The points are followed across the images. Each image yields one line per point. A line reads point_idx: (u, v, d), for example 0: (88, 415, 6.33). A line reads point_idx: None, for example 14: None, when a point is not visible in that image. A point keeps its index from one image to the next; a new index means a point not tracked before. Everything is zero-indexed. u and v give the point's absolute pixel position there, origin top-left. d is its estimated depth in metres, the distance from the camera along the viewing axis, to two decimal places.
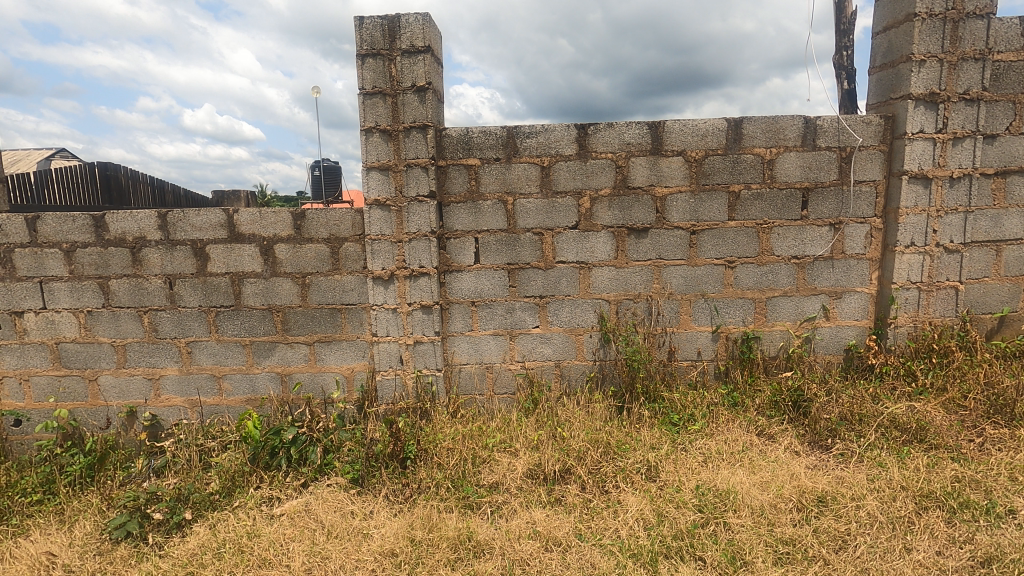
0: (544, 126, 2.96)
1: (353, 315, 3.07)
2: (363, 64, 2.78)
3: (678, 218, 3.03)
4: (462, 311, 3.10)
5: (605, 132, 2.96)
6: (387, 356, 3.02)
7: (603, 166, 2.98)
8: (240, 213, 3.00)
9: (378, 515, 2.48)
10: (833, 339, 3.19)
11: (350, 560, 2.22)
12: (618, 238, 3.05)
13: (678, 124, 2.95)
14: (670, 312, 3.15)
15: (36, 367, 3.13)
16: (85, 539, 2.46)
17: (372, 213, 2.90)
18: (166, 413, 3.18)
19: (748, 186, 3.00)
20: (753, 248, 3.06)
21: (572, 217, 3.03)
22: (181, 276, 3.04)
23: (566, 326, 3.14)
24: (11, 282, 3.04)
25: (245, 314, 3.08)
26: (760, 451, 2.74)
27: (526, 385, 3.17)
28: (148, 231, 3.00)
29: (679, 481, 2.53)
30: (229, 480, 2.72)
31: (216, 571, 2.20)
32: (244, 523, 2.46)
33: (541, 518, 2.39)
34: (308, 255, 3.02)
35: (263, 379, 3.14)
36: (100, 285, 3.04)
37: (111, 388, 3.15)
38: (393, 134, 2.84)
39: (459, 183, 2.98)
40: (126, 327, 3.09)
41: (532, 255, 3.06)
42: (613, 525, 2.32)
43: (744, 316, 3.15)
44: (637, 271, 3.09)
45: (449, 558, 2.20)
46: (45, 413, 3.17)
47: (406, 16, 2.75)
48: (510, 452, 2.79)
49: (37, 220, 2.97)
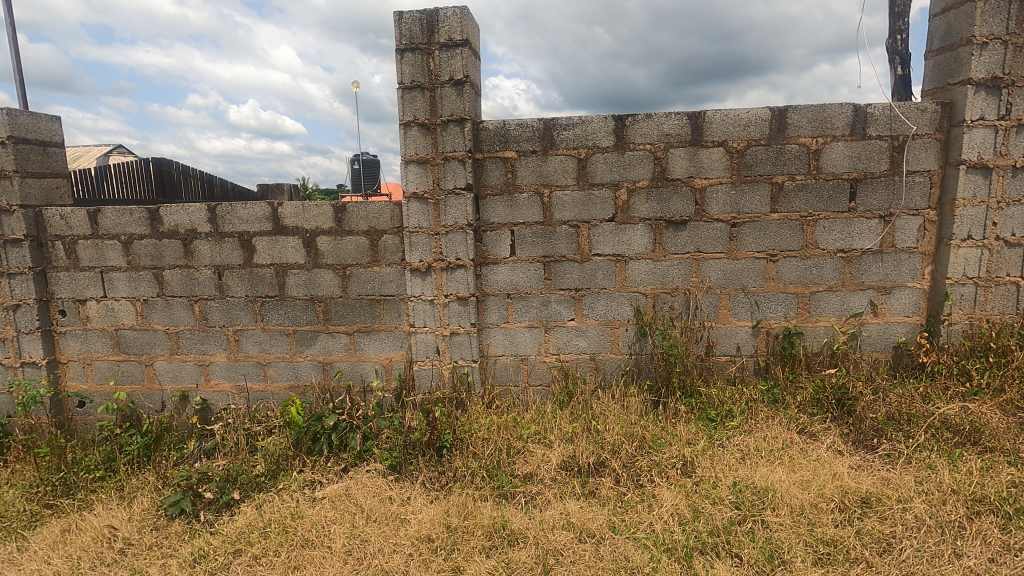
0: (582, 118, 2.95)
1: (392, 306, 3.14)
2: (402, 59, 2.82)
3: (717, 210, 2.97)
4: (498, 303, 3.12)
5: (644, 124, 2.92)
6: (424, 347, 3.07)
7: (641, 157, 2.95)
8: (285, 206, 3.09)
9: (415, 502, 2.55)
10: (881, 337, 3.07)
11: (388, 543, 2.29)
12: (655, 231, 3.01)
13: (719, 114, 2.89)
14: (709, 306, 3.09)
15: (98, 352, 3.32)
16: (143, 514, 2.61)
17: (410, 206, 2.94)
18: (215, 397, 3.32)
19: (793, 177, 2.91)
20: (797, 241, 2.98)
21: (609, 210, 3.00)
22: (229, 267, 3.17)
23: (603, 318, 3.12)
24: (75, 271, 3.23)
25: (289, 304, 3.19)
26: (801, 450, 2.68)
27: (561, 377, 3.17)
28: (198, 224, 3.14)
29: (716, 478, 2.50)
30: (274, 463, 2.84)
31: (263, 550, 2.31)
32: (289, 505, 2.57)
33: (575, 509, 2.40)
34: (349, 247, 3.10)
35: (306, 367, 3.25)
36: (156, 275, 3.21)
37: (166, 373, 3.32)
38: (431, 127, 2.87)
39: (495, 176, 3.00)
40: (179, 315, 3.25)
41: (568, 248, 3.05)
42: (648, 519, 2.32)
43: (786, 311, 3.07)
44: (675, 264, 3.04)
45: (483, 546, 2.24)
46: (106, 395, 3.36)
47: (444, 10, 2.77)
48: (544, 444, 2.80)
49: (99, 214, 3.15)
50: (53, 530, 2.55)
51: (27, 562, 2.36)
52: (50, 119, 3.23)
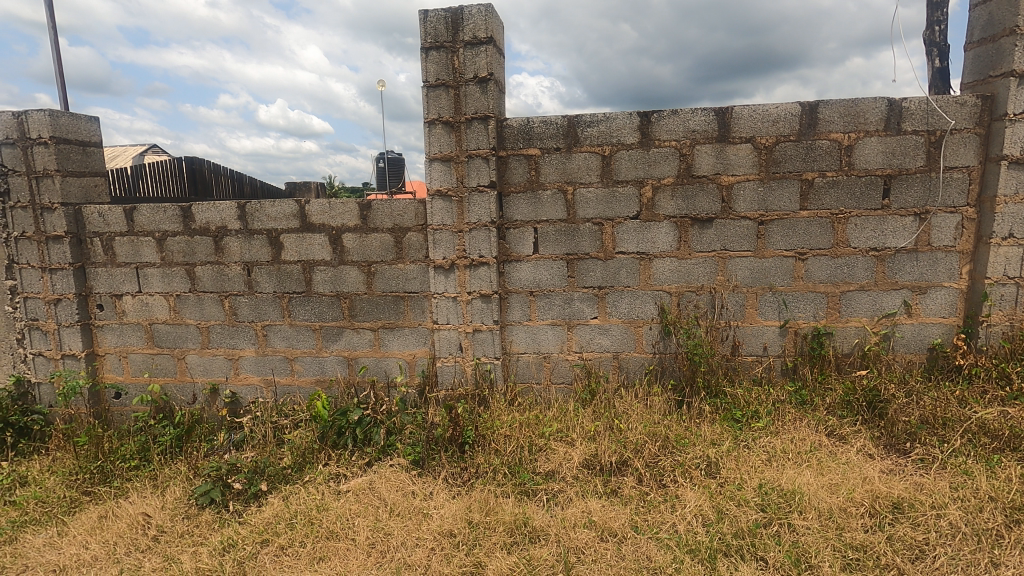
0: (606, 115, 2.92)
1: (416, 302, 3.17)
2: (427, 58, 2.84)
3: (745, 208, 2.92)
4: (521, 300, 3.12)
5: (669, 120, 2.89)
6: (447, 343, 3.09)
7: (666, 154, 2.91)
8: (312, 204, 3.15)
9: (437, 497, 2.57)
10: (915, 338, 2.98)
11: (411, 537, 2.32)
12: (680, 228, 2.98)
13: (747, 109, 2.84)
14: (735, 305, 3.04)
15: (133, 346, 3.43)
16: (175, 503, 2.69)
17: (434, 203, 2.96)
18: (244, 391, 3.40)
19: (824, 174, 2.85)
20: (827, 239, 2.91)
21: (633, 207, 2.98)
22: (258, 263, 3.24)
23: (626, 317, 3.10)
24: (112, 267, 3.34)
25: (316, 300, 3.25)
26: (830, 453, 2.62)
27: (583, 375, 3.16)
28: (229, 221, 3.21)
29: (741, 479, 2.47)
30: (300, 456, 2.90)
31: (289, 540, 2.36)
32: (314, 497, 2.62)
33: (597, 508, 2.39)
34: (374, 244, 3.14)
35: (332, 362, 3.30)
36: (188, 271, 3.29)
37: (197, 367, 3.41)
38: (455, 125, 2.89)
39: (519, 173, 3.00)
40: (210, 310, 3.33)
41: (591, 246, 3.04)
42: (671, 519, 2.30)
43: (815, 311, 3.00)
44: (700, 262, 3.00)
45: (505, 542, 2.25)
46: (140, 387, 3.47)
47: (469, 8, 2.78)
48: (566, 441, 2.80)
49: (134, 212, 3.25)
50: (91, 516, 2.65)
51: (67, 546, 2.45)
52: (89, 120, 3.34)
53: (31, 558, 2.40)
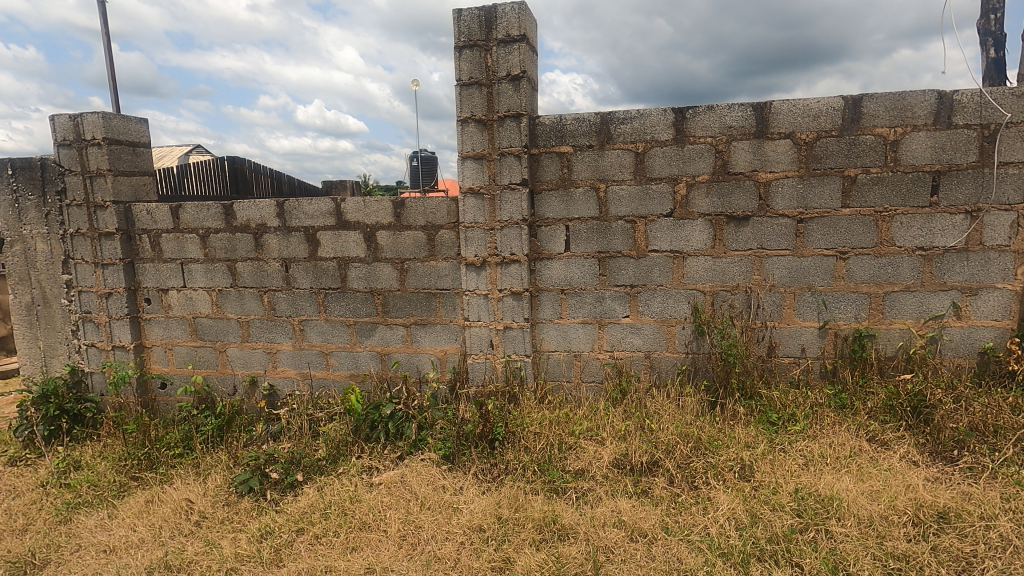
0: (640, 111, 2.89)
1: (448, 299, 3.20)
2: (461, 56, 2.87)
3: (783, 205, 2.84)
4: (552, 298, 3.11)
5: (705, 116, 2.84)
6: (478, 340, 3.11)
7: (701, 151, 2.86)
8: (347, 201, 3.21)
9: (467, 492, 2.59)
10: (964, 341, 2.85)
11: (441, 531, 2.35)
12: (716, 226, 2.92)
13: (786, 104, 2.76)
14: (771, 305, 2.97)
15: (178, 338, 3.57)
16: (216, 490, 2.79)
17: (466, 201, 2.99)
18: (282, 383, 3.49)
19: (867, 170, 2.75)
20: (871, 238, 2.80)
21: (666, 205, 2.94)
22: (295, 260, 3.33)
23: (658, 316, 3.06)
24: (159, 262, 3.49)
25: (350, 296, 3.31)
26: (871, 459, 2.54)
27: (614, 374, 3.13)
28: (268, 219, 3.31)
29: (776, 483, 2.41)
30: (334, 448, 2.97)
31: (323, 530, 2.43)
32: (348, 488, 2.68)
33: (627, 508, 2.38)
34: (407, 242, 3.18)
35: (365, 357, 3.37)
36: (229, 267, 3.41)
37: (237, 359, 3.52)
38: (488, 123, 2.90)
39: (551, 171, 3.00)
40: (250, 305, 3.44)
41: (623, 244, 3.01)
42: (703, 521, 2.26)
43: (857, 312, 2.90)
44: (735, 261, 2.94)
45: (534, 538, 2.26)
46: (184, 378, 3.61)
47: (503, 6, 2.78)
48: (596, 440, 2.78)
49: (180, 209, 3.38)
50: (139, 500, 2.78)
51: (117, 528, 2.59)
52: (138, 122, 3.49)
53: (84, 538, 2.54)
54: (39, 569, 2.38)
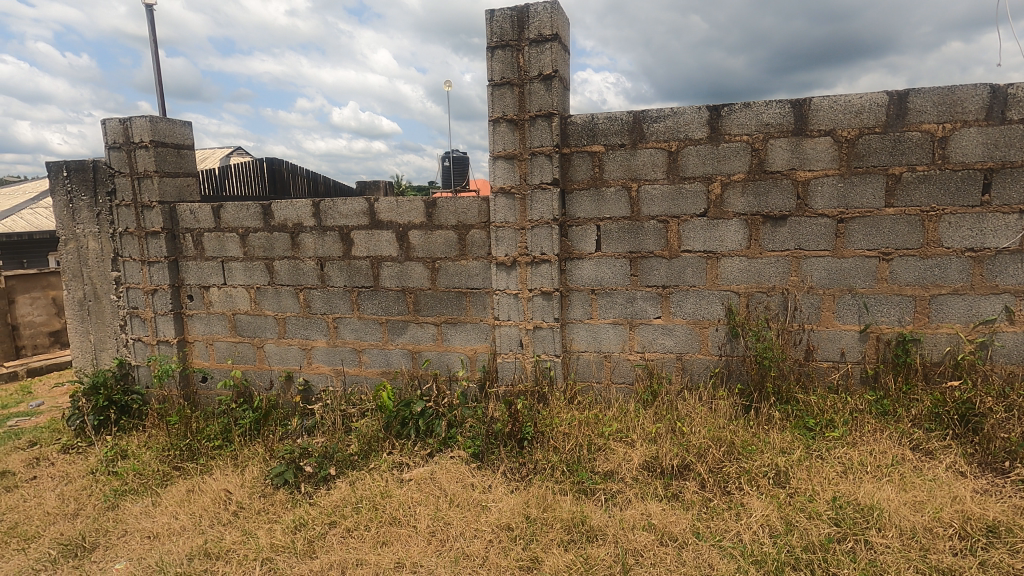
0: (674, 109, 2.85)
1: (478, 299, 3.22)
2: (493, 57, 2.89)
3: (822, 205, 2.76)
4: (582, 298, 3.10)
5: (741, 113, 2.78)
6: (508, 340, 3.12)
7: (737, 149, 2.81)
8: (380, 201, 3.27)
9: (496, 490, 2.60)
10: (1018, 348, 2.71)
11: (470, 528, 2.37)
12: (751, 226, 2.85)
13: (827, 100, 2.68)
14: (809, 308, 2.88)
15: (219, 334, 3.69)
16: (253, 482, 2.87)
17: (497, 201, 3.00)
18: (316, 379, 3.57)
19: (913, 168, 2.64)
20: (916, 238, 2.69)
21: (700, 204, 2.89)
22: (330, 258, 3.40)
23: (691, 317, 3.01)
24: (201, 260, 3.61)
25: (383, 295, 3.37)
26: (914, 468, 2.45)
27: (645, 376, 3.09)
28: (304, 218, 3.40)
29: (813, 491, 2.34)
30: (366, 444, 3.03)
31: (355, 523, 2.47)
32: (379, 484, 2.72)
33: (657, 511, 2.35)
34: (438, 241, 3.22)
35: (397, 354, 3.41)
36: (267, 265, 3.51)
37: (274, 355, 3.62)
38: (520, 123, 2.91)
39: (583, 170, 2.98)
40: (286, 302, 3.53)
41: (655, 244, 2.97)
42: (735, 527, 2.22)
43: (901, 316, 2.79)
44: (772, 262, 2.87)
45: (562, 539, 2.25)
46: (224, 372, 3.73)
47: (535, 5, 2.78)
48: (626, 442, 2.76)
49: (221, 209, 3.50)
50: (180, 489, 2.89)
51: (160, 515, 2.69)
52: (183, 124, 3.63)
53: (130, 524, 2.66)
54: (88, 552, 2.50)
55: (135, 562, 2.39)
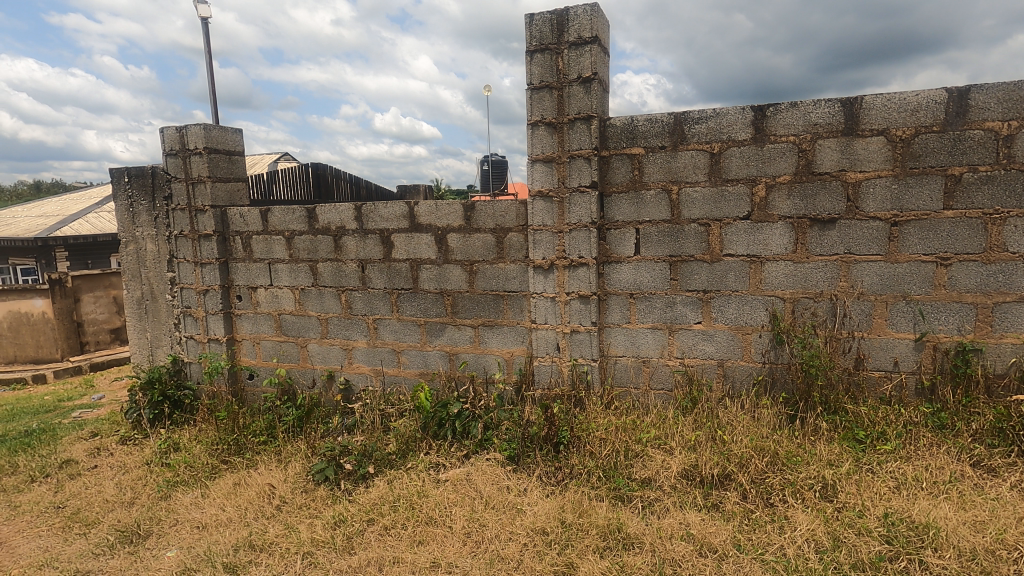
0: (716, 110, 2.79)
1: (515, 301, 3.23)
2: (532, 61, 2.90)
3: (875, 207, 2.64)
4: (620, 302, 3.06)
5: (787, 113, 2.70)
6: (545, 343, 3.11)
7: (783, 150, 2.72)
8: (420, 205, 3.32)
9: (531, 494, 2.60)
10: None
11: (505, 530, 2.37)
12: (798, 230, 2.76)
13: (880, 99, 2.58)
14: (860, 314, 2.76)
15: (265, 333, 3.82)
16: (296, 477, 2.95)
17: (535, 204, 3.00)
18: (357, 378, 3.65)
19: (974, 168, 2.50)
20: (978, 243, 2.55)
21: (744, 207, 2.81)
22: (371, 261, 3.48)
23: (733, 323, 2.93)
24: (249, 262, 3.75)
25: (421, 297, 3.42)
26: (974, 486, 2.32)
27: (684, 382, 3.02)
28: (347, 221, 3.48)
29: (863, 506, 2.24)
30: (404, 443, 3.07)
31: (393, 522, 2.51)
32: (416, 483, 2.76)
33: (696, 521, 2.29)
34: (476, 244, 3.24)
35: (435, 356, 3.46)
36: (311, 267, 3.61)
37: (317, 354, 3.72)
38: (558, 126, 2.91)
39: (622, 173, 2.95)
40: (329, 303, 3.63)
41: (696, 247, 2.91)
42: (779, 541, 2.15)
43: (960, 324, 2.64)
44: (819, 267, 2.76)
45: (598, 545, 2.23)
46: (269, 370, 3.85)
47: (574, 8, 2.78)
48: (665, 450, 2.70)
49: (268, 213, 3.63)
50: (228, 482, 3.00)
51: (208, 507, 2.80)
52: (234, 132, 3.78)
53: (181, 514, 2.78)
54: (143, 539, 2.63)
55: (185, 550, 2.49)
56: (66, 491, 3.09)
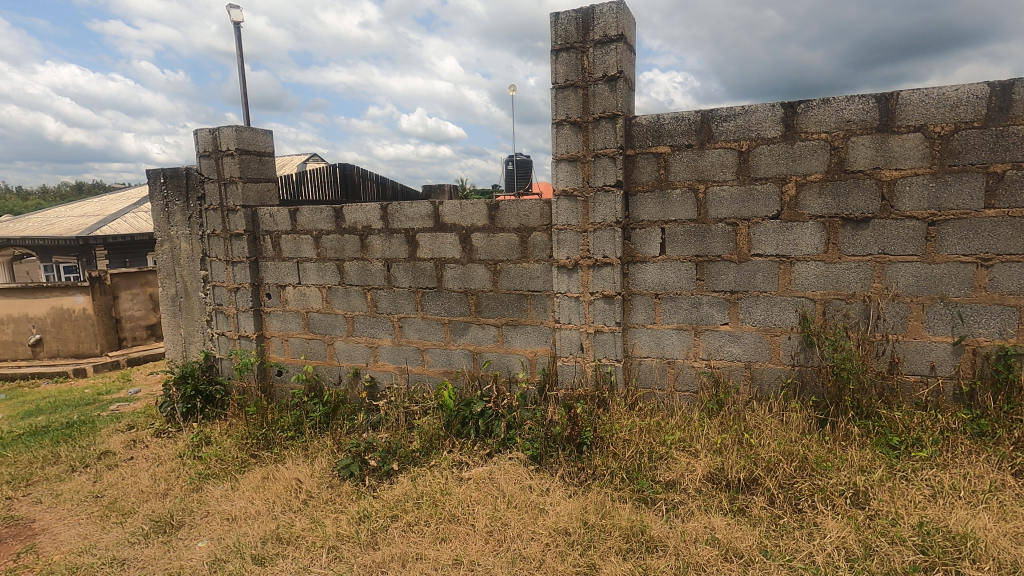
0: (745, 108, 2.75)
1: (539, 301, 3.22)
2: (557, 59, 2.89)
3: (911, 206, 2.56)
4: (645, 302, 3.03)
5: (819, 110, 2.64)
6: (568, 343, 3.09)
7: (814, 148, 2.66)
8: (445, 205, 3.34)
9: (554, 494, 2.59)
10: None
11: (527, 530, 2.37)
12: (829, 229, 2.69)
13: (917, 94, 2.49)
14: (894, 317, 2.68)
15: (293, 330, 3.89)
16: (322, 472, 3.01)
17: (559, 204, 2.99)
18: (382, 376, 3.69)
19: (1018, 165, 2.41)
20: (1022, 243, 2.45)
21: (773, 206, 2.76)
22: (396, 260, 3.52)
23: (761, 324, 2.88)
24: (278, 260, 3.83)
25: (446, 296, 3.44)
26: (1016, 496, 2.23)
27: (710, 384, 2.98)
28: (373, 221, 3.53)
29: (896, 515, 2.18)
30: (428, 441, 3.10)
31: (416, 518, 2.54)
32: (439, 481, 2.78)
33: (722, 525, 2.26)
34: (501, 243, 3.25)
35: (458, 355, 3.47)
36: (338, 266, 3.67)
37: (343, 352, 3.77)
38: (583, 125, 2.89)
39: (647, 172, 2.92)
40: (355, 302, 3.68)
41: (723, 247, 2.87)
42: (807, 547, 2.10)
43: (1002, 328, 2.54)
44: (852, 267, 2.69)
45: (621, 547, 2.21)
46: (297, 367, 3.93)
47: (600, 6, 2.76)
48: (689, 452, 2.67)
49: (297, 212, 3.70)
50: (256, 476, 3.07)
51: (238, 499, 2.87)
52: (265, 133, 3.87)
53: (212, 506, 2.85)
54: (175, 529, 2.71)
55: (215, 541, 2.56)
56: (104, 481, 3.20)
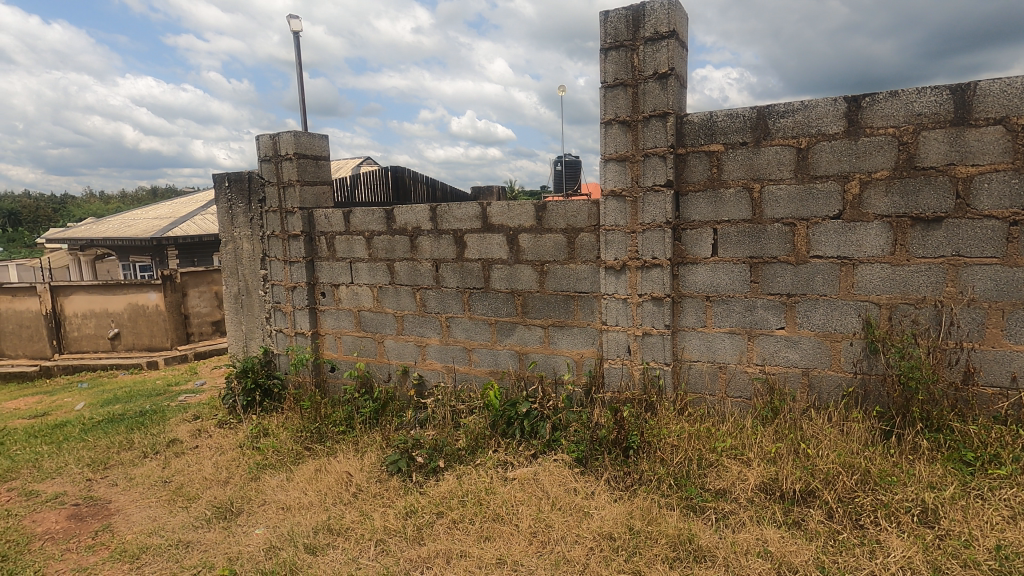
0: (804, 103, 2.64)
1: (586, 302, 3.19)
2: (606, 58, 2.86)
3: (990, 205, 2.38)
4: (696, 305, 2.95)
5: (886, 103, 2.49)
6: (616, 345, 3.05)
7: (880, 144, 2.52)
8: (492, 206, 3.37)
9: (599, 497, 2.56)
10: None
11: (570, 533, 2.36)
12: (897, 230, 2.54)
13: (998, 84, 2.32)
14: (970, 323, 2.49)
15: (346, 328, 4.02)
16: (371, 467, 3.09)
17: (608, 204, 2.96)
18: (429, 374, 3.75)
19: None
20: None
21: (834, 205, 2.63)
22: (445, 260, 3.57)
23: (820, 329, 2.74)
24: (332, 260, 3.96)
25: (492, 296, 3.47)
26: None
27: (765, 391, 2.87)
28: (423, 222, 3.60)
29: (970, 536, 2.03)
30: (474, 440, 3.13)
31: (460, 516, 2.56)
32: (483, 480, 2.80)
33: (775, 538, 2.17)
34: (548, 244, 3.24)
35: (505, 355, 3.49)
36: (389, 266, 3.76)
37: (393, 350, 3.86)
38: (633, 125, 2.85)
39: (699, 171, 2.84)
40: (404, 301, 3.76)
41: (780, 249, 2.75)
42: (869, 566, 1.99)
43: None
44: (922, 270, 2.52)
45: (667, 555, 2.16)
46: (349, 364, 4.04)
47: (651, 3, 2.72)
48: (741, 460, 2.57)
49: (350, 214, 3.81)
50: (310, 468, 3.19)
51: (292, 490, 2.99)
52: (321, 138, 4.02)
53: (268, 495, 2.98)
54: (235, 515, 2.85)
55: (271, 529, 2.68)
56: (172, 467, 3.41)
